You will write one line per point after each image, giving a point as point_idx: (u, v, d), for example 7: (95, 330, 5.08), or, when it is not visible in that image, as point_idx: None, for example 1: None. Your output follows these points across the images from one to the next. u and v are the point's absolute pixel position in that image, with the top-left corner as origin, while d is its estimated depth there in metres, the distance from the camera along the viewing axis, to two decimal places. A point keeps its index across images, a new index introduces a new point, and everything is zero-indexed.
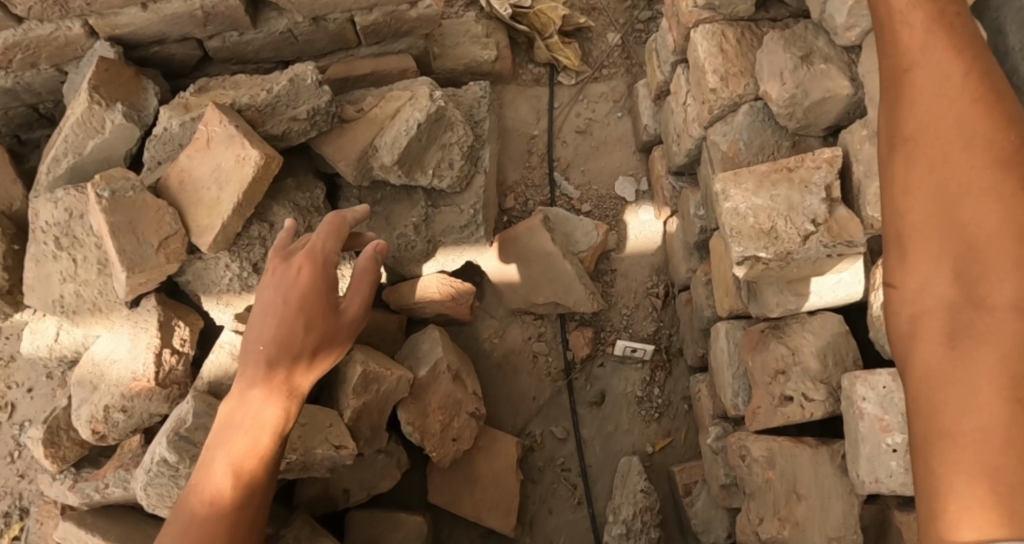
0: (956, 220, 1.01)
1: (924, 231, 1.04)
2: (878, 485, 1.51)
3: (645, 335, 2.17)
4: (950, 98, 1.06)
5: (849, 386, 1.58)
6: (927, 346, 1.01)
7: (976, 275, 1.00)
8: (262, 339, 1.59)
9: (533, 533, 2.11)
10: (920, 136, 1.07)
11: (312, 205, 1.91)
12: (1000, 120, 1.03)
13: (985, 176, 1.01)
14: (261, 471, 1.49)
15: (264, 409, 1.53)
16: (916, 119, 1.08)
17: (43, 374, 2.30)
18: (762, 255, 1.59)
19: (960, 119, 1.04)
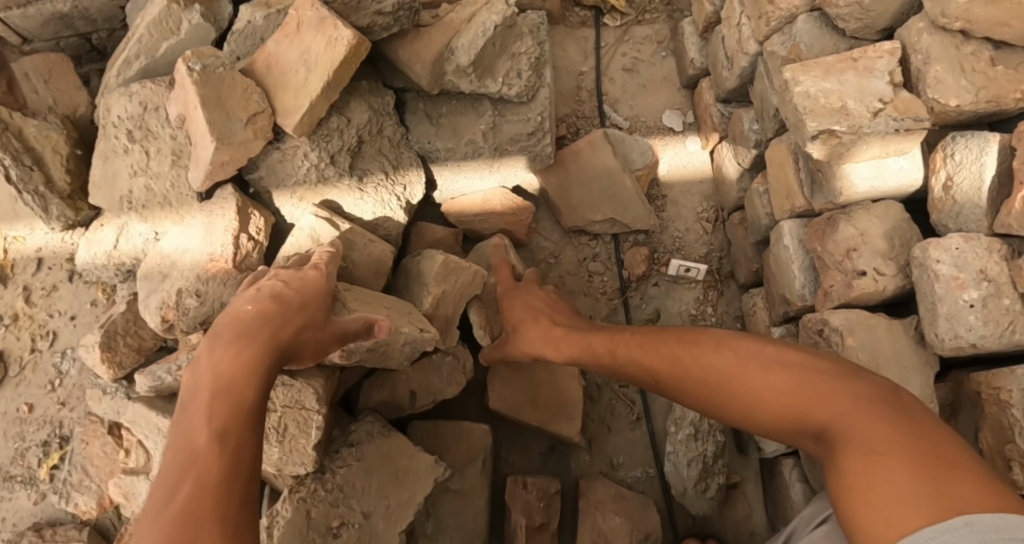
0: (741, 396, 1.46)
1: (721, 399, 1.50)
2: (958, 341, 1.58)
3: (697, 257, 2.23)
4: (569, 337, 1.80)
5: (921, 254, 1.64)
6: (802, 443, 1.38)
7: (773, 427, 1.42)
8: (242, 323, 1.47)
9: (592, 450, 2.11)
10: (662, 380, 1.61)
11: (385, 110, 1.95)
12: (681, 331, 1.62)
13: (734, 370, 1.48)
14: (242, 437, 1.32)
15: (237, 369, 1.40)
16: (634, 360, 1.67)
17: (87, 301, 2.24)
18: (836, 129, 1.66)
19: (642, 348, 1.66)
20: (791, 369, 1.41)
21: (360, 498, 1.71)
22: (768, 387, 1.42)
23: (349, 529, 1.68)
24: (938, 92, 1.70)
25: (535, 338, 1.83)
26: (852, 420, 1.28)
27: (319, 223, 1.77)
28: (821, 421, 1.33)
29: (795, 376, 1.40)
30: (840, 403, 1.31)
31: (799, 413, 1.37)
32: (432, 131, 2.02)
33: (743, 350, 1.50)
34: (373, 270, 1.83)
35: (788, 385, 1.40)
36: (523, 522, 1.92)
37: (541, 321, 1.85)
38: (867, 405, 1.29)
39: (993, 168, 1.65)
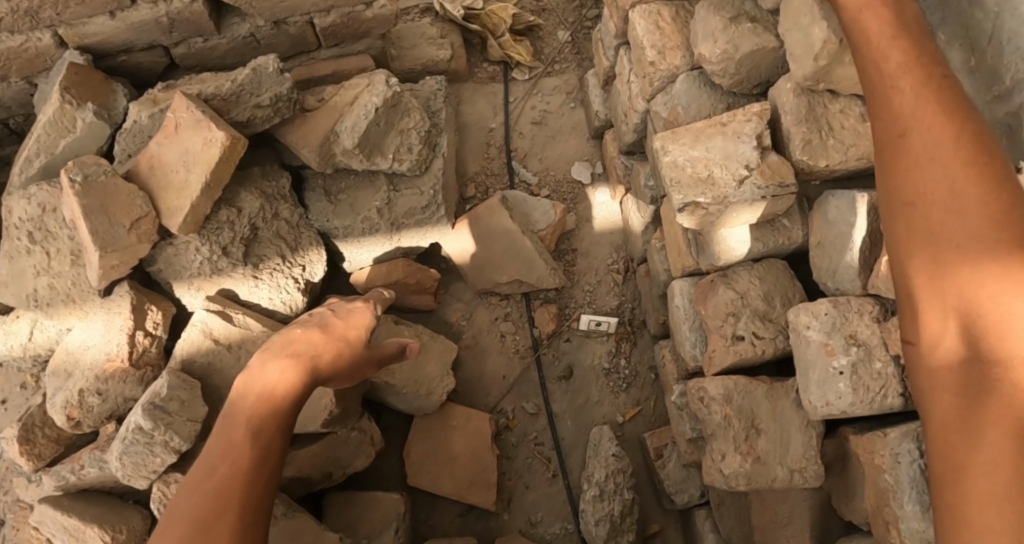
0: (977, 313, 1.09)
1: (973, 318, 1.09)
2: (829, 407, 1.59)
3: (608, 309, 2.24)
4: (947, 158, 1.15)
5: (794, 319, 1.66)
6: (938, 399, 1.12)
7: (1001, 391, 1.06)
8: (298, 343, 1.61)
9: (511, 508, 2.14)
10: (946, 257, 1.13)
11: (280, 194, 2.00)
12: (987, 182, 1.12)
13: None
14: (273, 442, 1.45)
15: (283, 383, 1.53)
16: (924, 227, 1.15)
17: (16, 384, 2.30)
18: (701, 201, 1.70)
19: (976, 233, 1.11)
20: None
21: None
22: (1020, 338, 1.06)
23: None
24: (806, 153, 1.70)
25: (889, 113, 1.21)
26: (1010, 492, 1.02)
27: (210, 316, 1.80)
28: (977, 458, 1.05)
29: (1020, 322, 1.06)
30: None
31: (971, 415, 1.07)
32: (329, 209, 2.05)
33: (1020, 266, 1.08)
34: None
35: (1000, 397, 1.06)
36: None
37: (919, 106, 1.18)
38: None
39: (863, 229, 1.63)
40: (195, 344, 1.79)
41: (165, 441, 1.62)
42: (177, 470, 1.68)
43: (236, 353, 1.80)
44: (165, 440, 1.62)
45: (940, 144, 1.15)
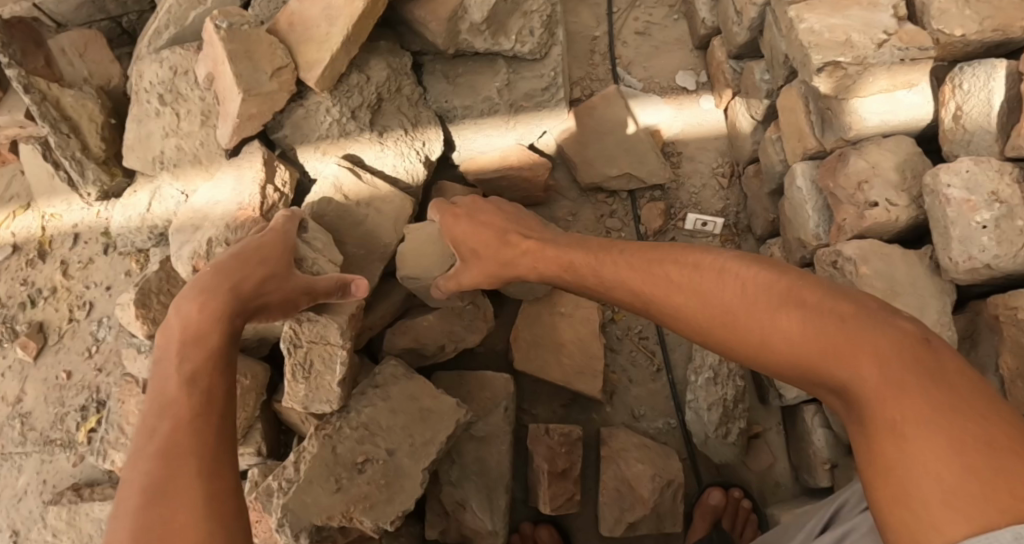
0: (764, 344, 1.30)
1: (782, 338, 1.27)
2: (972, 262, 1.58)
3: (714, 211, 2.24)
4: (680, 261, 1.46)
5: (932, 180, 1.65)
6: (832, 403, 1.25)
7: (835, 378, 1.21)
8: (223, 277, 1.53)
9: (614, 401, 2.12)
10: (723, 318, 1.35)
11: (404, 70, 2.02)
12: (676, 265, 1.45)
13: (789, 326, 1.27)
14: (216, 383, 1.35)
15: (197, 320, 1.43)
16: (686, 300, 1.41)
17: (122, 272, 2.28)
18: (842, 61, 1.69)
19: (718, 295, 1.37)
20: (811, 339, 1.24)
21: (385, 436, 1.76)
22: (805, 339, 1.25)
23: (374, 465, 1.73)
24: (942, 22, 1.73)
25: (642, 287, 1.49)
26: (872, 385, 1.15)
27: (342, 172, 1.82)
28: (838, 381, 1.20)
29: (823, 329, 1.23)
30: (860, 361, 1.18)
31: (809, 366, 1.24)
32: (449, 90, 2.09)
33: (805, 304, 1.27)
34: (393, 218, 1.85)
35: (812, 339, 1.24)
36: (546, 467, 1.92)
37: (651, 252, 1.52)
38: (889, 369, 1.15)
39: (1001, 93, 1.67)
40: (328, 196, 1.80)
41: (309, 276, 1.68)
42: None
43: (365, 209, 1.83)
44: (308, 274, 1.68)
45: (644, 259, 1.51)
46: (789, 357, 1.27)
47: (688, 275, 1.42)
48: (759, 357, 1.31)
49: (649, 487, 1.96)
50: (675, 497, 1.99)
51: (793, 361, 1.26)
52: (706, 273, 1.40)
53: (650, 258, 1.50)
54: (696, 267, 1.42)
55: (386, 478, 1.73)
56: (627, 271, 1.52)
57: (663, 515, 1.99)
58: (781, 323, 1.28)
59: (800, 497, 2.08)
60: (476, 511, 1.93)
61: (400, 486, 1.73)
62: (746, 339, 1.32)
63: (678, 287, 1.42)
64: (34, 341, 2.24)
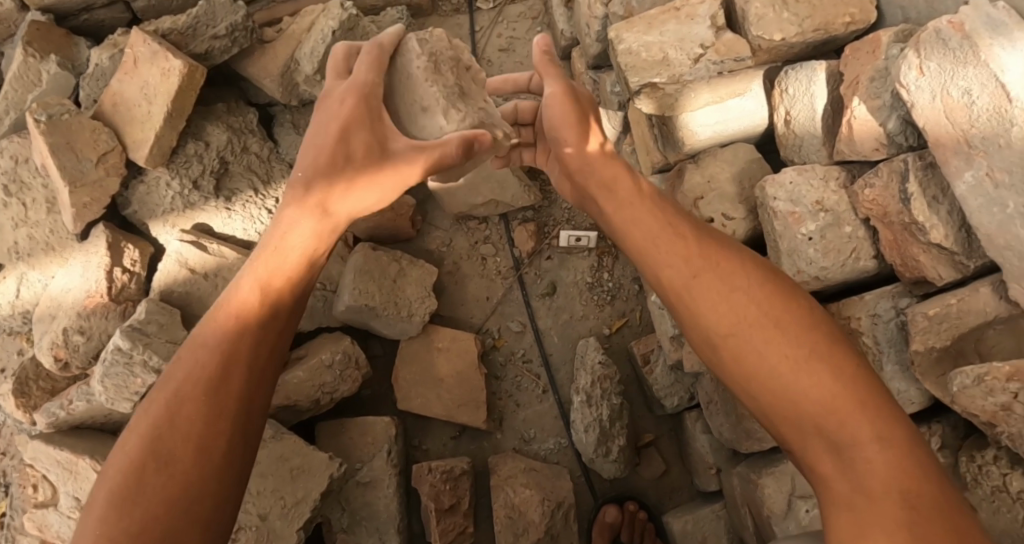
0: (768, 362, 1.18)
1: (791, 366, 1.17)
2: (801, 276, 1.56)
3: (588, 225, 2.21)
4: (702, 244, 1.30)
5: (760, 194, 1.64)
6: (806, 448, 1.16)
7: (842, 434, 1.13)
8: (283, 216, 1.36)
9: (503, 427, 2.14)
10: (747, 322, 1.21)
11: (247, 128, 2.01)
12: (693, 240, 1.30)
13: (795, 352, 1.18)
14: (234, 384, 1.23)
15: (254, 298, 1.29)
16: (694, 288, 1.25)
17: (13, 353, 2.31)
18: (657, 81, 1.69)
19: (739, 300, 1.23)
20: (832, 383, 1.16)
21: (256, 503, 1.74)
22: (821, 385, 1.16)
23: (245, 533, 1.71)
24: (761, 28, 1.68)
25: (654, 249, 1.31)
26: (883, 453, 1.11)
27: (185, 246, 1.82)
28: (843, 433, 1.13)
29: (837, 378, 1.16)
30: (882, 427, 1.12)
31: (814, 410, 1.15)
32: (299, 141, 2.07)
33: (838, 349, 1.19)
34: None
35: (815, 379, 1.16)
36: (432, 505, 1.93)
37: (657, 207, 1.36)
38: (892, 444, 1.11)
39: (823, 98, 1.64)
40: (173, 274, 1.81)
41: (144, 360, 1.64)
42: None
43: (213, 282, 1.82)
44: (144, 360, 1.64)
45: (661, 217, 1.34)
46: (789, 388, 1.16)
47: (702, 263, 1.27)
48: (747, 382, 1.20)
49: (539, 511, 1.97)
50: (567, 517, 2.00)
51: (784, 398, 1.17)
52: (725, 263, 1.27)
53: (670, 223, 1.33)
54: (728, 255, 1.28)
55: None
56: (625, 229, 1.35)
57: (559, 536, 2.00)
58: (789, 354, 1.18)
59: (696, 502, 2.09)
60: None
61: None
62: (759, 357, 1.19)
63: (694, 263, 1.27)
64: None
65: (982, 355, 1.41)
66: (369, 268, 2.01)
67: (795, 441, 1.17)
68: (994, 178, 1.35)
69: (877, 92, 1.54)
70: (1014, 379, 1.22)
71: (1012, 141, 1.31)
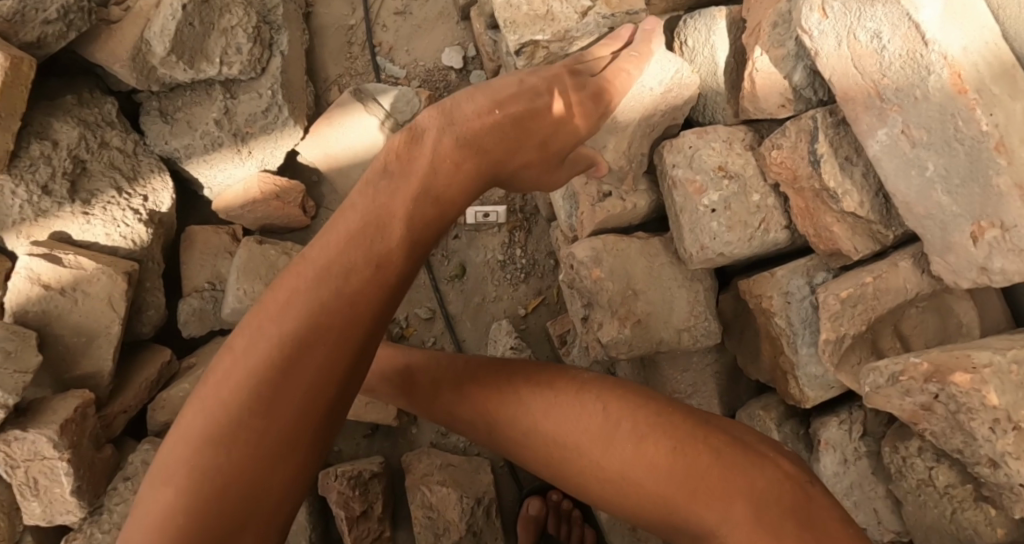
0: (599, 471, 1.12)
1: (625, 460, 1.11)
2: (704, 252, 1.38)
3: (497, 198, 2.05)
4: (506, 373, 1.26)
5: (660, 161, 1.46)
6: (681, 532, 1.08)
7: (691, 518, 1.06)
8: (435, 159, 1.13)
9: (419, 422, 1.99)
10: (561, 451, 1.16)
11: (105, 121, 1.81)
12: (495, 376, 1.25)
13: (613, 433, 1.13)
14: (365, 318, 1.02)
15: (410, 231, 1.07)
16: (510, 417, 1.20)
17: None
18: (541, 38, 1.49)
19: (547, 411, 1.18)
20: (655, 464, 1.09)
21: None
22: (649, 470, 1.09)
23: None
24: None
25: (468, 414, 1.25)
26: (737, 513, 1.03)
27: (34, 259, 1.63)
28: (696, 514, 1.06)
29: (656, 463, 1.09)
30: (728, 488, 1.05)
31: (657, 503, 1.08)
32: (166, 130, 1.85)
33: (644, 425, 1.12)
34: (104, 295, 1.67)
35: (641, 461, 1.10)
36: (342, 514, 1.79)
37: (457, 365, 1.31)
38: (747, 491, 1.05)
39: (723, 48, 1.45)
40: (25, 292, 1.62)
41: None
42: (15, 426, 1.54)
43: (71, 299, 1.65)
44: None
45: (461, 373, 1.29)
46: (629, 489, 1.10)
47: (505, 396, 1.22)
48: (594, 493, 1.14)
49: (457, 510, 1.84)
50: (488, 514, 1.88)
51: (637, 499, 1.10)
52: (521, 387, 1.22)
53: (469, 373, 1.28)
54: (529, 377, 1.23)
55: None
56: (444, 395, 1.28)
57: (481, 533, 1.88)
58: (604, 443, 1.13)
59: None
60: None
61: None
62: (587, 469, 1.13)
63: (499, 400, 1.22)
64: None
65: (901, 339, 1.28)
66: (255, 262, 1.83)
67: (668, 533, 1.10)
68: (911, 137, 1.16)
69: (780, 40, 1.33)
70: (933, 377, 1.04)
71: (928, 92, 1.12)
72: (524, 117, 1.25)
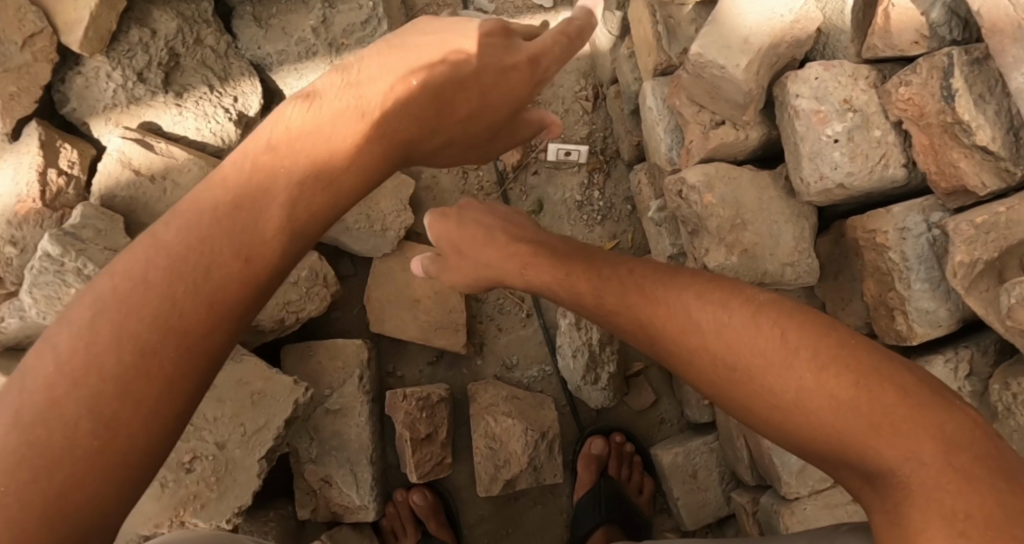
0: (766, 392, 1.01)
1: (796, 380, 0.99)
2: (824, 181, 1.40)
3: (579, 139, 2.04)
4: (666, 279, 1.18)
5: (780, 92, 1.45)
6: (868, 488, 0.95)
7: (871, 456, 0.93)
8: (347, 114, 1.03)
9: (484, 353, 1.96)
10: (725, 364, 1.05)
11: (201, 17, 1.76)
12: (654, 276, 1.20)
13: (787, 352, 1.01)
14: (263, 258, 0.94)
15: (343, 148, 1.02)
16: (671, 324, 1.11)
17: None
18: None
19: (713, 322, 1.07)
20: (835, 400, 0.96)
21: (212, 428, 1.58)
22: (823, 395, 0.97)
23: (202, 462, 1.56)
24: None
25: (631, 317, 1.17)
26: (915, 460, 0.91)
27: (127, 143, 1.60)
28: (869, 452, 0.94)
29: (832, 388, 0.96)
30: (911, 432, 0.92)
31: (828, 435, 0.96)
32: (260, 34, 1.82)
33: (823, 347, 1.00)
34: (195, 186, 1.64)
35: (817, 381, 0.98)
36: (407, 435, 1.76)
37: (588, 264, 1.30)
38: (932, 436, 0.91)
39: None
40: (116, 175, 1.59)
41: (76, 269, 1.45)
42: None
43: (161, 187, 1.62)
44: (78, 269, 1.45)
45: (570, 260, 1.35)
46: (794, 413, 0.99)
47: (667, 303, 1.14)
48: (756, 415, 1.03)
49: (521, 442, 1.84)
50: (550, 449, 1.87)
51: (804, 428, 0.98)
52: (686, 293, 1.13)
53: (625, 273, 1.23)
54: (698, 280, 1.15)
55: (217, 475, 1.56)
56: (609, 300, 1.22)
57: (540, 467, 1.87)
58: (771, 358, 1.01)
59: (685, 432, 1.95)
60: (342, 487, 1.81)
61: (233, 479, 1.57)
62: (746, 386, 1.03)
63: (661, 306, 1.14)
64: None
65: None
66: None
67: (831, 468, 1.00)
68: None
69: None
70: None
71: None
72: (457, 86, 1.15)
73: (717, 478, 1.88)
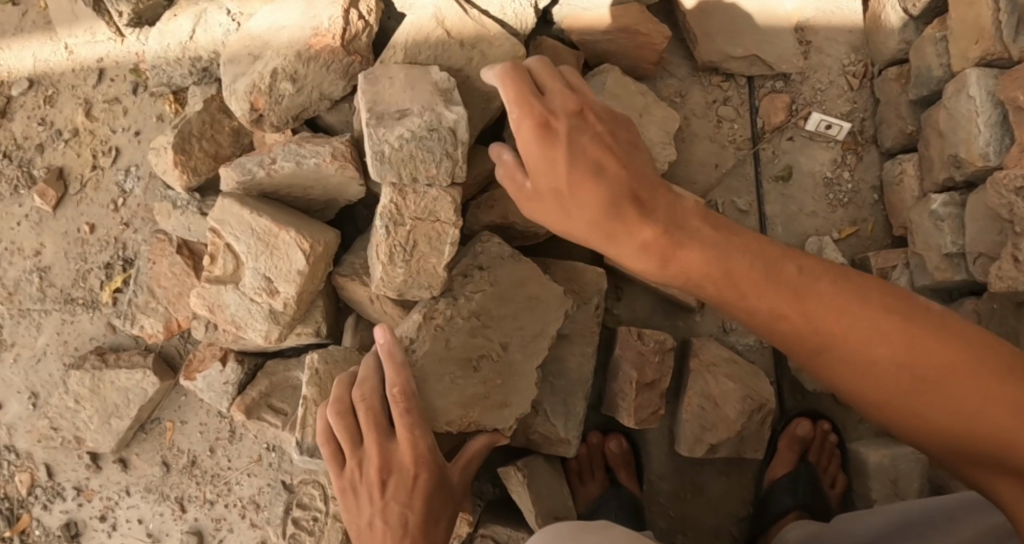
0: (914, 395, 1.15)
1: (937, 385, 1.13)
2: None
3: (839, 114, 1.95)
4: (804, 272, 1.22)
5: None
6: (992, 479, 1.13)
7: (1013, 453, 1.09)
8: (373, 446, 1.32)
9: (704, 310, 1.85)
10: (869, 369, 1.17)
11: None
12: (786, 268, 1.23)
13: (927, 360, 1.14)
14: (379, 505, 1.32)
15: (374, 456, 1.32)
16: (828, 326, 1.19)
17: (153, 116, 2.05)
18: None
19: (863, 326, 1.17)
20: (979, 419, 1.11)
21: (496, 328, 1.41)
22: (964, 402, 1.12)
23: (488, 363, 1.40)
24: None
25: (772, 321, 1.22)
26: None
27: (444, 0, 1.46)
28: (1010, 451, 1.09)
29: (970, 389, 1.12)
30: None
31: (975, 434, 1.11)
32: None
33: (960, 351, 1.13)
34: (500, 65, 1.47)
35: (955, 390, 1.12)
36: (634, 376, 1.67)
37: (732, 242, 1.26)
38: None
39: None
40: (424, 30, 1.46)
41: (427, 124, 1.32)
42: (415, 173, 1.33)
43: (468, 55, 1.45)
44: (429, 123, 1.32)
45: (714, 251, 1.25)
46: (938, 417, 1.14)
47: (819, 307, 1.19)
48: (896, 415, 1.18)
49: (737, 409, 1.73)
50: (762, 422, 1.77)
51: (945, 427, 1.14)
52: (833, 288, 1.20)
53: (767, 254, 1.25)
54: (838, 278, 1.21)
55: (500, 378, 1.41)
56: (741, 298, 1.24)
57: (745, 438, 1.78)
58: (915, 362, 1.15)
59: (884, 438, 1.85)
60: (549, 416, 1.66)
61: (514, 386, 1.42)
62: (891, 388, 1.16)
63: (811, 303, 1.19)
64: (54, 188, 2.04)
65: None
66: (618, 91, 1.68)
67: (965, 465, 1.15)
68: None
69: None
70: None
71: None
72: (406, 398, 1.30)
73: (919, 489, 1.75)
